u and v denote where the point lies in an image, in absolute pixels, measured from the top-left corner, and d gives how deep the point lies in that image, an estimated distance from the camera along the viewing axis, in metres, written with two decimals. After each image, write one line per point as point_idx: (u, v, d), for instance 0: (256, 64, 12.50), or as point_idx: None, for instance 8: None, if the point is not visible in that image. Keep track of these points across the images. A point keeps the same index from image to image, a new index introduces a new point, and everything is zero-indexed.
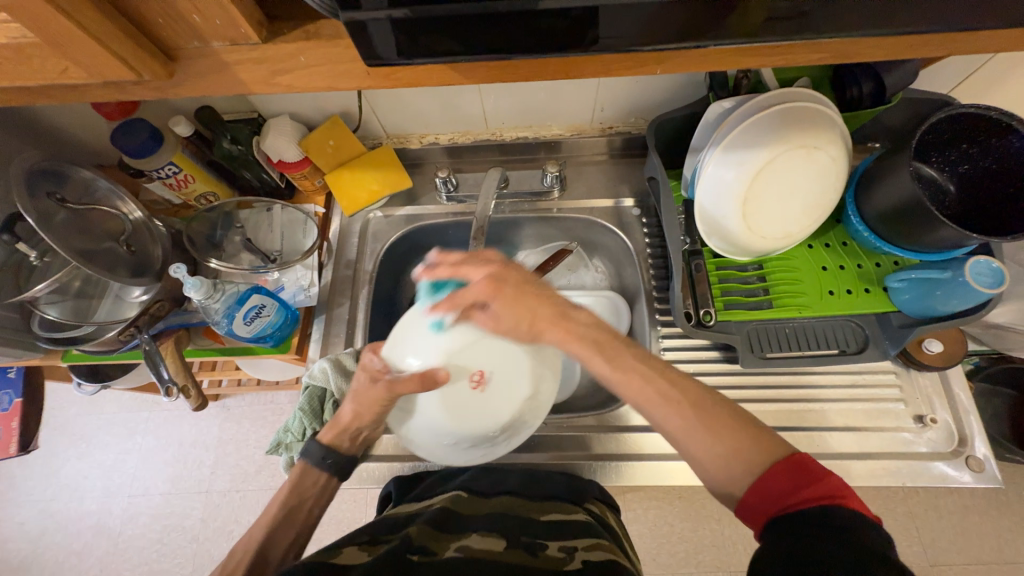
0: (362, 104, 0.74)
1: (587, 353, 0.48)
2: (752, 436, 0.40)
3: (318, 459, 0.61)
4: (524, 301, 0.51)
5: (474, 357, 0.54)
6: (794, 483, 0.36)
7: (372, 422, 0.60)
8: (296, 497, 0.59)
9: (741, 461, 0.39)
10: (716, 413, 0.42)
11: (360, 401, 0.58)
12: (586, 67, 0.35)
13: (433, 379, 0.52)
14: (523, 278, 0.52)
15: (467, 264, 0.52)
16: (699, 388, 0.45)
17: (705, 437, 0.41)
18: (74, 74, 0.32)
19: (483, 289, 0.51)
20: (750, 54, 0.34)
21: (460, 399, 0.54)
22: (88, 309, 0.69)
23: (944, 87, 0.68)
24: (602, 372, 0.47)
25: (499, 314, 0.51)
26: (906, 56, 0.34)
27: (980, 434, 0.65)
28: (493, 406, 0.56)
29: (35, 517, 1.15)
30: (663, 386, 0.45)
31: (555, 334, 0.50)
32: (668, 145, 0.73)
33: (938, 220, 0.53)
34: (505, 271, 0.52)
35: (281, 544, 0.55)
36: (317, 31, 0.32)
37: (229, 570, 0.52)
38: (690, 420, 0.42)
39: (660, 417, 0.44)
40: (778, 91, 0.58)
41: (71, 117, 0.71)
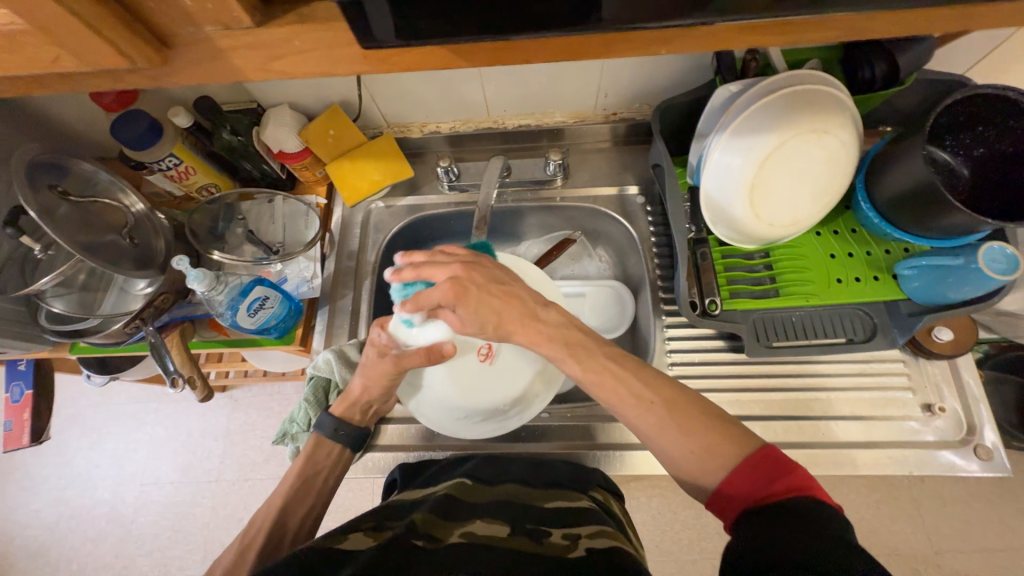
0: (362, 92, 0.73)
1: (559, 356, 0.51)
2: (720, 429, 0.43)
3: (330, 431, 0.61)
4: (484, 301, 0.53)
5: (478, 331, 0.64)
6: (763, 478, 0.38)
7: (380, 396, 0.61)
8: (311, 467, 0.59)
9: (711, 454, 0.42)
10: (688, 406, 0.45)
11: (370, 377, 0.59)
12: (587, 48, 0.34)
13: (440, 353, 0.57)
14: (488, 279, 0.54)
15: (519, 241, 0.63)
16: (672, 386, 0.47)
17: (677, 431, 0.44)
18: (66, 62, 0.31)
19: (446, 291, 0.53)
20: (760, 31, 0.33)
21: (467, 368, 0.62)
22: (94, 302, 0.70)
23: (959, 67, 0.66)
24: (575, 374, 0.50)
25: (464, 317, 0.53)
26: (922, 33, 0.33)
27: (989, 423, 0.65)
28: (496, 376, 0.63)
29: (50, 505, 1.18)
30: (635, 385, 0.48)
31: (524, 335, 0.53)
32: (674, 131, 0.71)
33: (951, 205, 0.52)
34: (557, 254, 0.63)
35: (298, 513, 0.56)
36: (311, 14, 0.31)
37: (249, 542, 0.53)
38: (662, 415, 0.45)
39: (633, 417, 0.47)
40: (787, 73, 0.56)
41: (70, 109, 0.71)
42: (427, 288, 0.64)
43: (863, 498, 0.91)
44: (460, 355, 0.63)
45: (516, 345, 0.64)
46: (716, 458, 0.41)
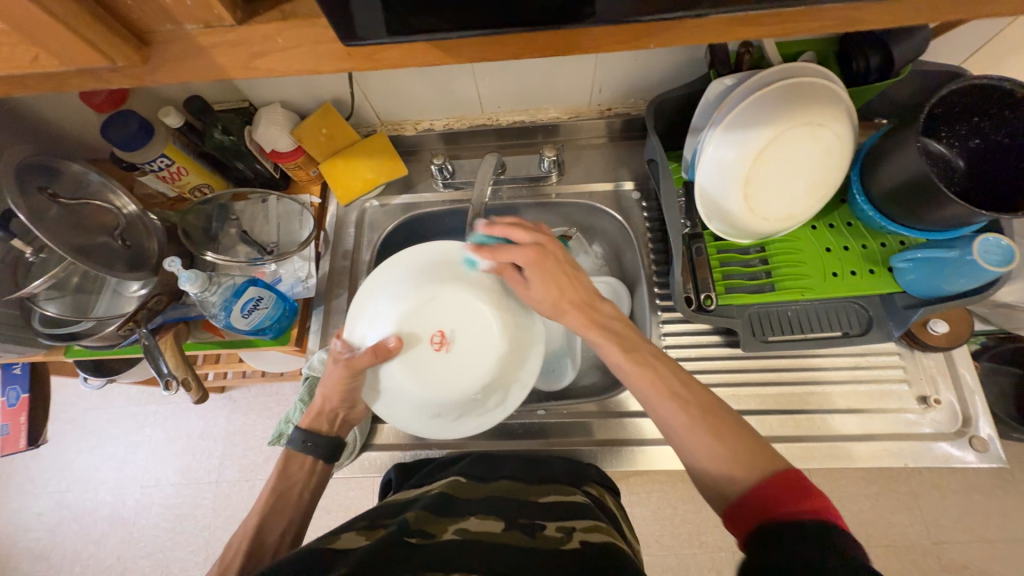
0: (353, 90, 0.72)
1: (608, 344, 0.53)
2: (751, 441, 0.43)
3: (299, 443, 0.59)
4: (561, 280, 0.56)
5: (431, 321, 0.60)
6: (782, 496, 0.38)
7: (346, 403, 0.59)
8: (284, 481, 0.57)
9: (736, 463, 0.42)
10: (722, 418, 0.46)
11: (328, 384, 0.57)
12: (575, 42, 0.33)
13: (389, 350, 0.56)
14: (564, 259, 0.57)
15: (512, 226, 0.58)
16: (712, 397, 0.48)
17: (710, 437, 0.44)
18: (45, 61, 0.31)
19: (528, 254, 0.55)
20: (746, 24, 0.32)
21: (428, 362, 0.58)
22: (88, 305, 0.70)
23: (954, 58, 0.66)
24: (618, 361, 0.52)
25: (534, 283, 0.56)
26: (912, 22, 0.32)
27: (984, 415, 0.65)
28: (460, 366, 0.59)
29: (51, 508, 1.18)
30: (675, 386, 0.49)
31: (577, 318, 0.55)
32: (668, 125, 0.71)
33: (946, 197, 0.52)
34: (550, 244, 0.57)
35: (275, 529, 0.54)
36: (293, 11, 0.31)
37: (225, 564, 0.51)
38: (693, 420, 0.46)
39: (666, 413, 0.48)
40: (782, 66, 0.56)
41: (60, 110, 0.71)
42: (380, 282, 0.62)
43: (862, 490, 0.91)
44: (416, 349, 0.58)
45: (477, 327, 0.60)
46: (743, 467, 0.42)
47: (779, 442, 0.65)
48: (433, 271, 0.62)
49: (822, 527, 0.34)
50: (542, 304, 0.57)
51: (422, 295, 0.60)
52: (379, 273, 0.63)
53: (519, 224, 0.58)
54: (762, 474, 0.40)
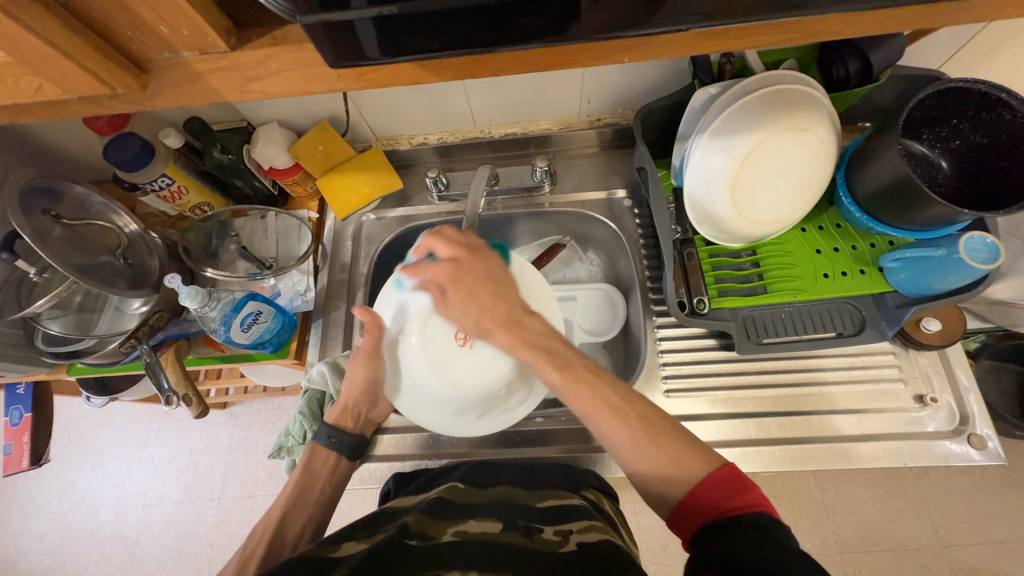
0: (349, 108, 0.74)
1: (538, 361, 0.49)
2: (690, 447, 0.44)
3: (325, 439, 0.63)
4: (477, 296, 0.52)
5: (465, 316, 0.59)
6: (724, 492, 0.40)
7: (369, 398, 0.63)
8: (307, 477, 0.61)
9: (670, 465, 0.43)
10: (660, 424, 0.46)
11: (355, 373, 0.61)
12: (555, 59, 0.35)
13: (374, 321, 0.58)
14: (487, 275, 0.53)
15: (437, 237, 0.55)
16: (644, 402, 0.48)
17: (649, 447, 0.44)
18: (49, 90, 0.32)
19: (438, 271, 0.53)
20: (717, 38, 0.34)
21: (449, 355, 0.58)
22: (90, 323, 0.70)
23: (934, 62, 0.67)
24: (552, 379, 0.49)
25: (451, 300, 0.52)
26: (879, 31, 0.34)
27: (982, 412, 0.65)
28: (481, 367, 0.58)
29: (54, 529, 1.18)
30: (612, 397, 0.47)
31: (504, 338, 0.51)
32: (657, 133, 0.72)
33: (929, 197, 0.53)
34: (471, 261, 0.53)
35: (296, 525, 0.58)
36: (284, 36, 0.32)
37: (248, 552, 0.55)
38: (633, 429, 0.45)
39: (608, 427, 0.46)
40: (764, 73, 0.57)
41: (64, 134, 0.73)
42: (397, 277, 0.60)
43: (867, 493, 0.91)
44: (440, 343, 0.58)
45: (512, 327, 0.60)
46: (680, 471, 0.43)
47: (777, 444, 0.65)
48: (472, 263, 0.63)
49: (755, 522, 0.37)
50: (462, 318, 0.53)
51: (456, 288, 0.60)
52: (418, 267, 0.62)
53: (444, 229, 0.56)
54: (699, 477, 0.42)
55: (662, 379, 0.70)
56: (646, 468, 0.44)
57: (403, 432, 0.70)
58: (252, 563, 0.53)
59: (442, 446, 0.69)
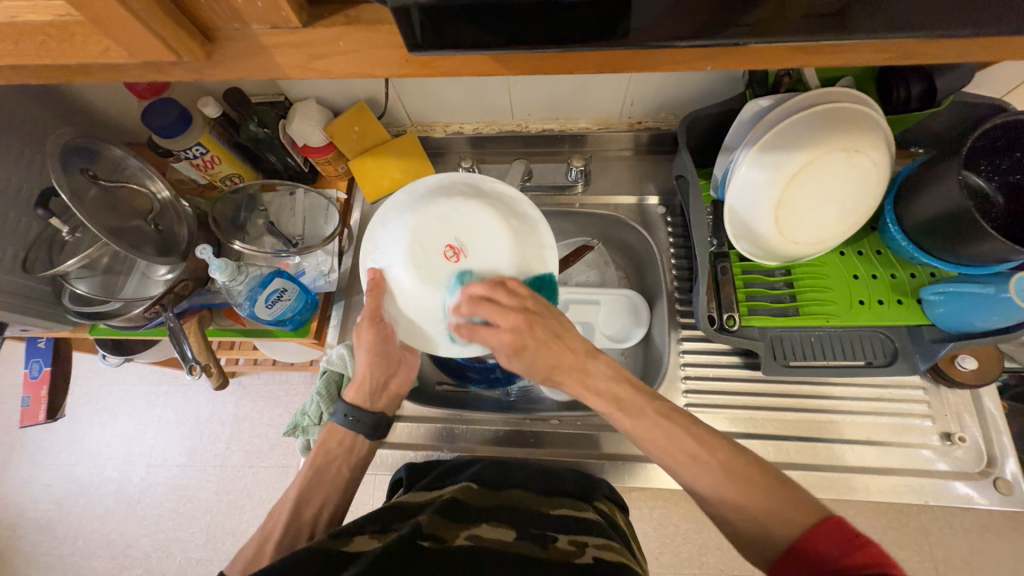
0: (389, 91, 0.73)
1: (610, 411, 0.53)
2: (779, 492, 0.45)
3: (343, 418, 0.61)
4: (546, 350, 0.53)
5: (436, 237, 0.56)
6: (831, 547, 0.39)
7: (384, 363, 0.61)
8: (323, 458, 0.60)
9: (750, 508, 0.45)
10: (748, 474, 0.47)
11: (363, 342, 0.59)
12: (629, 60, 0.33)
13: (379, 280, 0.57)
14: (552, 322, 0.53)
15: (488, 305, 0.52)
16: (730, 447, 0.49)
17: (736, 494, 0.46)
18: (114, 53, 0.32)
19: (506, 340, 0.51)
20: (797, 53, 0.32)
21: (440, 270, 0.55)
22: (116, 285, 0.71)
23: (998, 91, 0.65)
24: (623, 425, 0.53)
25: (531, 358, 0.53)
26: (967, 60, 0.32)
27: (1010, 457, 0.63)
28: (479, 266, 0.56)
29: (60, 480, 1.20)
30: (688, 443, 0.50)
31: (570, 385, 0.54)
32: (699, 142, 0.70)
33: (985, 232, 0.50)
34: (529, 322, 0.52)
35: (313, 504, 0.58)
36: (357, 16, 0.32)
37: (268, 531, 0.56)
38: (716, 474, 0.47)
39: (689, 475, 0.49)
40: (820, 90, 0.56)
41: (104, 95, 0.73)
42: (373, 253, 0.59)
43: (870, 522, 0.89)
44: (429, 264, 0.55)
45: (482, 227, 0.57)
46: (776, 524, 0.43)
47: (792, 469, 0.64)
48: (425, 196, 0.60)
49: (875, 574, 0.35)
50: (531, 374, 0.54)
51: (413, 222, 0.57)
52: (377, 230, 0.59)
53: (492, 292, 0.53)
54: (800, 531, 0.41)
55: (681, 393, 0.69)
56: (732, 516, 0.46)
57: (417, 421, 0.70)
58: (270, 547, 0.54)
59: (455, 439, 0.69)
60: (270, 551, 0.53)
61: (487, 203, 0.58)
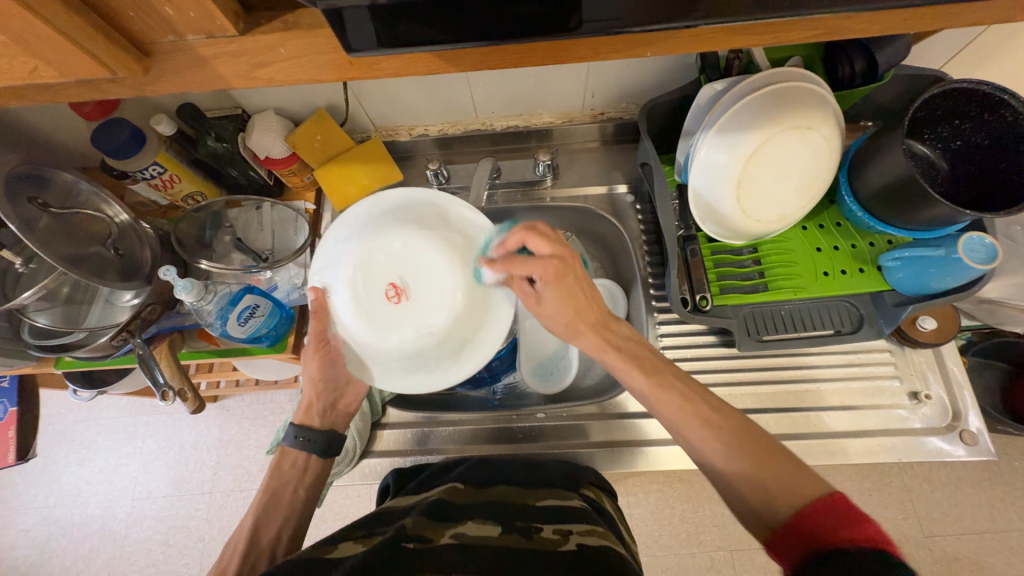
0: (348, 97, 0.72)
1: (628, 368, 0.54)
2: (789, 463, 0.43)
3: (293, 439, 0.61)
4: (576, 298, 0.56)
5: (378, 272, 0.56)
6: (829, 523, 0.36)
7: (332, 387, 0.62)
8: (277, 479, 0.59)
9: (764, 475, 0.43)
10: (754, 443, 0.46)
11: (309, 367, 0.61)
12: (572, 48, 0.34)
13: (323, 303, 0.58)
14: (583, 274, 0.57)
15: (535, 236, 0.55)
16: (738, 417, 0.49)
17: (753, 470, 0.44)
18: (44, 73, 0.31)
19: (546, 271, 0.54)
20: (732, 34, 0.33)
21: (381, 310, 0.56)
22: (79, 315, 0.68)
23: (936, 62, 0.68)
24: (641, 386, 0.53)
25: (551, 297, 0.56)
26: (891, 33, 0.34)
27: (973, 410, 0.66)
28: (423, 310, 0.56)
29: (39, 524, 1.15)
30: (703, 408, 0.50)
31: (593, 339, 0.57)
32: (660, 129, 0.72)
33: (931, 198, 0.53)
34: (571, 257, 0.56)
35: (271, 528, 0.56)
36: (295, 21, 0.32)
37: (223, 564, 0.52)
38: (730, 449, 0.46)
39: (698, 438, 0.48)
40: (771, 71, 0.57)
41: (51, 119, 0.70)
42: (323, 273, 0.59)
43: (856, 486, 0.93)
44: (371, 300, 0.56)
45: (430, 268, 0.57)
46: (784, 494, 0.41)
47: None
48: (376, 221, 0.59)
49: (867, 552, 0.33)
50: (557, 318, 0.57)
51: (359, 249, 0.57)
52: (326, 246, 0.60)
53: (539, 227, 0.56)
54: (807, 501, 0.39)
55: None
56: (746, 490, 0.44)
57: (403, 427, 0.70)
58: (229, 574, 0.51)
59: (443, 441, 0.68)
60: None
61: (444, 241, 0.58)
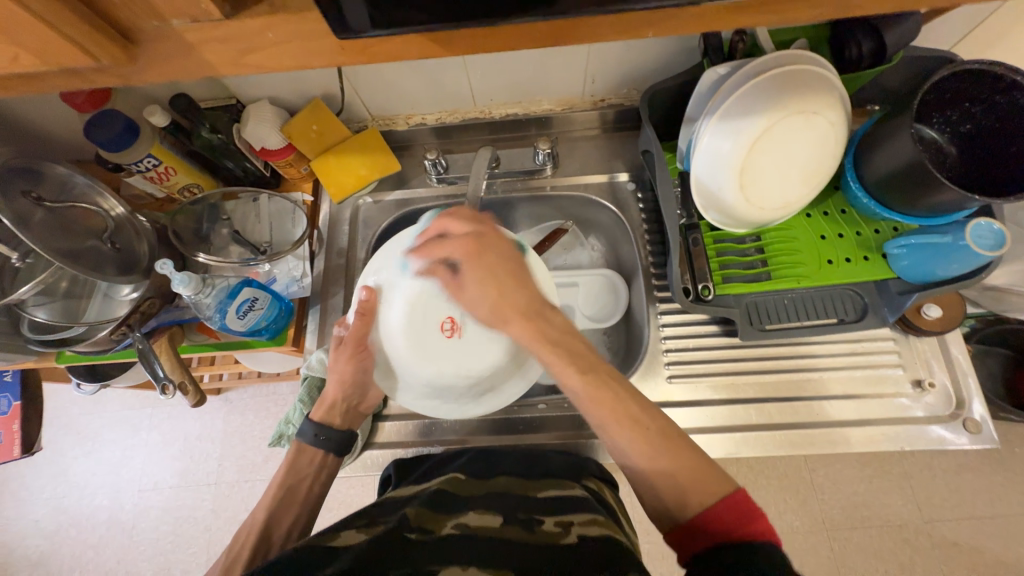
0: (343, 85, 0.71)
1: (562, 368, 0.48)
2: (703, 464, 0.44)
3: (312, 437, 0.62)
4: (496, 277, 0.53)
5: (440, 306, 0.60)
6: (734, 520, 0.40)
7: (358, 390, 0.63)
8: (294, 476, 0.60)
9: (677, 477, 0.44)
10: (680, 449, 0.45)
11: (341, 368, 0.61)
12: (570, 29, 0.33)
13: (370, 304, 0.60)
14: (507, 250, 0.54)
15: (451, 218, 0.57)
16: (662, 420, 0.47)
17: (672, 472, 0.44)
18: (25, 61, 0.30)
19: (461, 246, 0.54)
20: (735, 14, 0.32)
21: (431, 341, 0.60)
22: (78, 309, 0.68)
23: (946, 43, 0.66)
24: (574, 386, 0.48)
25: (469, 277, 0.53)
26: (901, 10, 0.33)
27: (977, 397, 0.66)
28: (465, 352, 0.60)
29: (48, 515, 1.17)
30: (631, 408, 0.47)
31: (520, 329, 0.51)
32: (662, 115, 0.70)
33: (940, 183, 0.52)
34: (489, 233, 0.55)
35: (284, 523, 0.58)
36: (283, 4, 0.31)
37: (237, 554, 0.54)
38: (651, 453, 0.45)
39: (624, 439, 0.46)
40: (776, 54, 0.56)
41: (42, 111, 0.69)
42: (378, 274, 0.62)
43: (856, 473, 0.93)
44: (426, 327, 0.60)
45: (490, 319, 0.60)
46: (696, 491, 0.43)
47: (777, 429, 0.66)
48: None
49: (767, 555, 0.36)
50: (486, 311, 0.53)
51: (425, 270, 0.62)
52: (391, 251, 0.63)
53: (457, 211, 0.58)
54: (717, 499, 0.42)
55: (664, 365, 0.70)
56: (660, 485, 0.44)
57: (403, 419, 0.70)
58: (241, 567, 0.53)
59: (444, 432, 0.68)
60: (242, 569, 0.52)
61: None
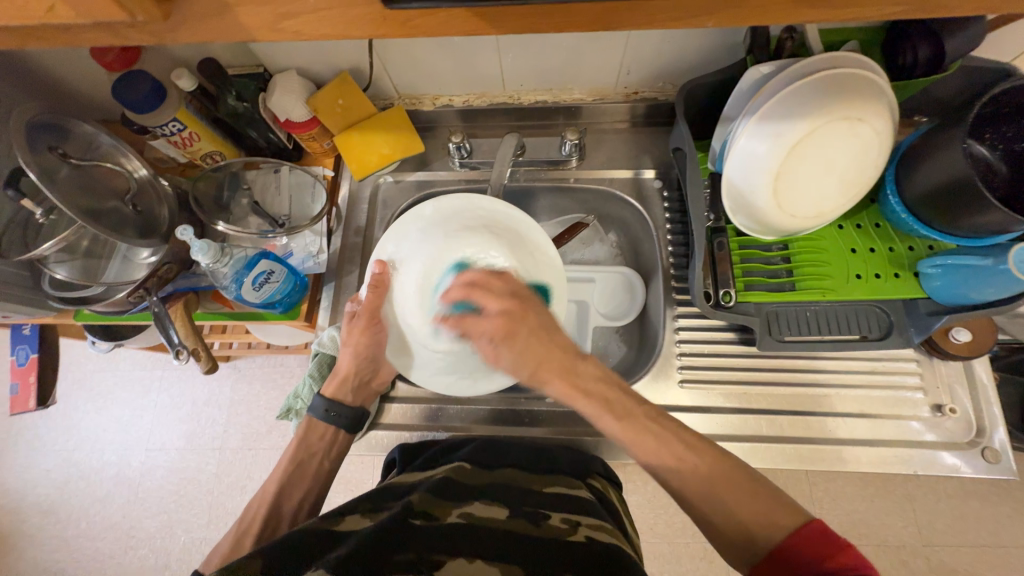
0: (373, 59, 0.69)
1: (598, 414, 0.51)
2: (770, 497, 0.44)
3: (323, 413, 0.62)
4: (534, 348, 0.54)
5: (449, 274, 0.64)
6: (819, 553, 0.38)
7: (370, 365, 0.63)
8: (304, 452, 0.60)
9: (750, 506, 0.43)
10: (734, 476, 0.45)
11: (355, 341, 0.62)
12: (620, 11, 0.31)
13: (384, 278, 0.63)
14: (540, 322, 0.56)
15: (480, 291, 0.58)
16: (714, 452, 0.48)
17: (727, 501, 0.44)
18: (61, 12, 0.30)
19: (495, 325, 0.55)
20: (794, 7, 0.30)
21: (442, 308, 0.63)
22: (98, 269, 0.68)
23: (1005, 55, 0.63)
24: (611, 430, 0.50)
25: (504, 352, 0.55)
26: (973, 14, 0.31)
27: (999, 426, 0.64)
28: None
29: (59, 465, 1.20)
30: (677, 447, 0.48)
31: (561, 388, 0.53)
32: (697, 112, 0.68)
33: (987, 202, 0.49)
34: (521, 309, 0.56)
35: (293, 498, 0.59)
36: None
37: (246, 524, 0.56)
38: (704, 480, 0.46)
39: (679, 476, 0.47)
40: (824, 55, 0.53)
41: (72, 66, 0.69)
42: (390, 244, 0.65)
43: (858, 491, 0.92)
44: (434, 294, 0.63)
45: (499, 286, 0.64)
46: (760, 527, 0.42)
47: (786, 443, 0.65)
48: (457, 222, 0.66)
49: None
50: (520, 370, 0.55)
51: (440, 245, 0.65)
52: (406, 226, 0.66)
53: (486, 280, 0.59)
54: (786, 533, 0.41)
55: (676, 369, 0.69)
56: (719, 518, 0.44)
57: (411, 402, 0.70)
58: (249, 541, 0.54)
59: (451, 418, 0.68)
60: (249, 542, 0.54)
61: (522, 260, 0.65)
